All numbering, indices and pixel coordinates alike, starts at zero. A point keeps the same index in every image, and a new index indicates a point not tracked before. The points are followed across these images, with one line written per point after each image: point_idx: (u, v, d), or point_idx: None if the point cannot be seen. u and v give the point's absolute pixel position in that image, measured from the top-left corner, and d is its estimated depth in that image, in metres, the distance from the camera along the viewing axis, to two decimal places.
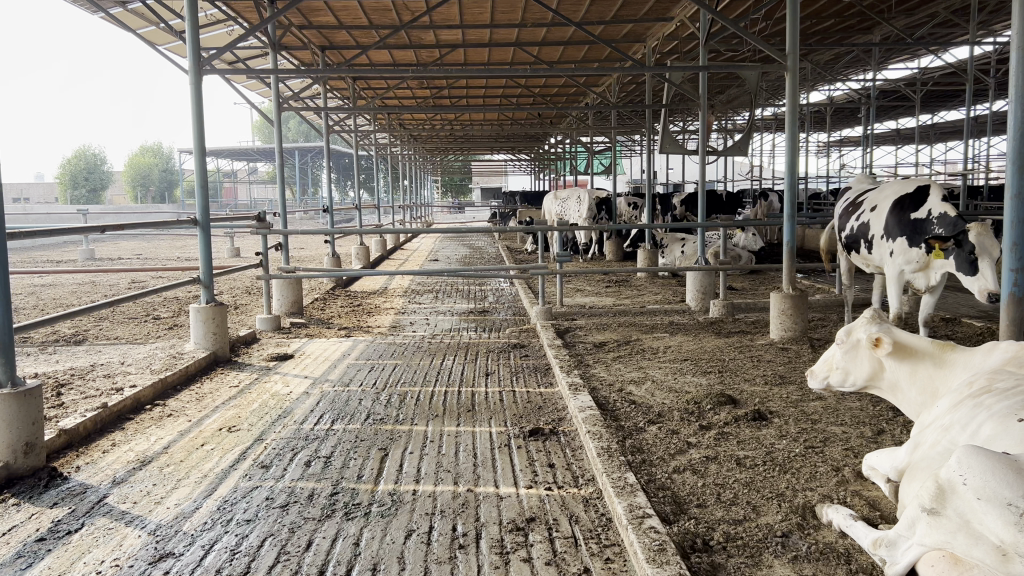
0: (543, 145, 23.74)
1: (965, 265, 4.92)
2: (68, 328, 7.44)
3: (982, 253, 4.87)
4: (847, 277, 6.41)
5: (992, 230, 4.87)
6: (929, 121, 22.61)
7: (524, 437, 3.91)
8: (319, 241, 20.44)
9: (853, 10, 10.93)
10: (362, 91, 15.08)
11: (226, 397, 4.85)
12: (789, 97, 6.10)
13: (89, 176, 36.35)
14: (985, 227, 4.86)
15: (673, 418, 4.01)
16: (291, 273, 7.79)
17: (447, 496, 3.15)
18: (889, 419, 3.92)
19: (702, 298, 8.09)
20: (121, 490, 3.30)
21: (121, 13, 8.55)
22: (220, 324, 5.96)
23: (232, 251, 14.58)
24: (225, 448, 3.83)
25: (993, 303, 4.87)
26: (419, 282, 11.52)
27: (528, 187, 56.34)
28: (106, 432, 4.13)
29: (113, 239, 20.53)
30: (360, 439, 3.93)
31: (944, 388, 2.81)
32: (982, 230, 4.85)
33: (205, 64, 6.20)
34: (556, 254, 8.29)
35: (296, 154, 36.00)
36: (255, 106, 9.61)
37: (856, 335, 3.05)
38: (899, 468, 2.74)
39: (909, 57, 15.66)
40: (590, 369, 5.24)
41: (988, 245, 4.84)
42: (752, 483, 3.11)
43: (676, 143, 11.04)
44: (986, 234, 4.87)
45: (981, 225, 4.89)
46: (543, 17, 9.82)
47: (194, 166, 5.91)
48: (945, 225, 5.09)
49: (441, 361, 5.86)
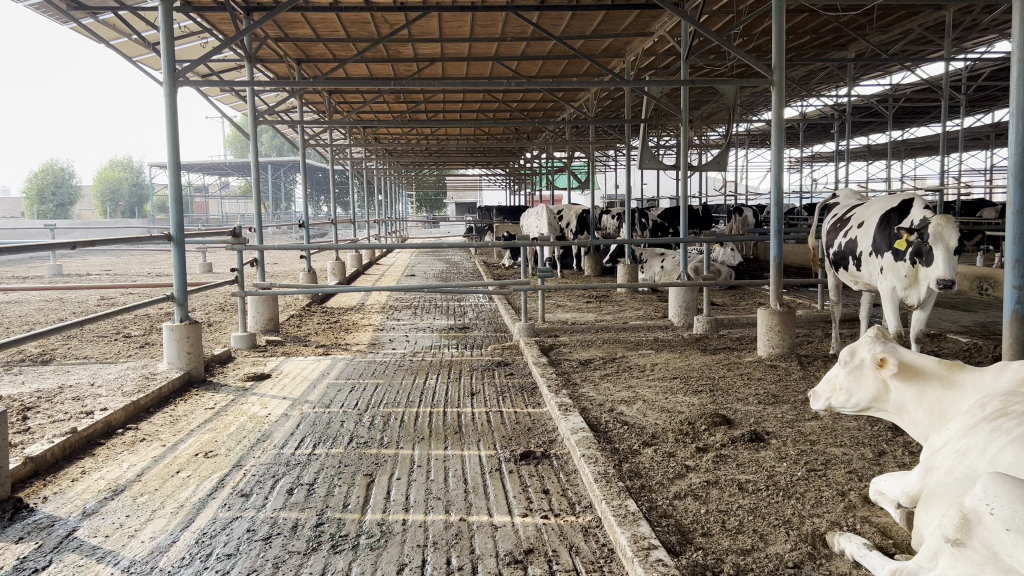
0: (519, 160, 23.70)
1: (928, 251, 4.98)
2: (34, 347, 7.18)
3: (938, 240, 4.92)
4: (834, 293, 6.34)
5: (954, 223, 4.91)
6: (900, 136, 22.85)
7: (515, 461, 3.77)
8: (292, 257, 20.23)
9: (830, 26, 10.97)
10: (337, 105, 14.96)
11: (201, 420, 4.66)
12: (776, 110, 6.05)
13: (56, 190, 35.79)
14: (947, 218, 4.91)
15: (668, 440, 3.89)
16: (267, 290, 7.59)
17: (440, 525, 3.01)
18: (889, 440, 3.83)
19: (684, 314, 7.97)
20: (91, 523, 3.11)
21: (92, 24, 8.34)
22: (194, 343, 5.77)
23: (205, 267, 14.33)
24: (202, 475, 3.66)
25: (942, 289, 4.91)
26: (397, 298, 11.33)
27: (503, 202, 56.54)
28: (75, 459, 3.93)
29: (82, 255, 20.16)
30: (344, 465, 3.77)
31: (953, 409, 2.71)
32: (944, 220, 4.91)
33: (181, 76, 6.01)
34: (538, 269, 8.16)
35: (268, 167, 35.76)
36: (230, 120, 9.43)
37: (859, 355, 2.92)
38: (910, 494, 2.63)
39: (882, 73, 15.80)
40: (578, 388, 5.11)
41: (945, 234, 4.89)
42: (756, 509, 3.00)
43: (657, 158, 10.96)
44: (947, 225, 4.92)
45: (945, 217, 4.95)
46: (523, 31, 9.64)
47: (169, 181, 5.71)
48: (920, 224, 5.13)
49: (424, 380, 5.71)
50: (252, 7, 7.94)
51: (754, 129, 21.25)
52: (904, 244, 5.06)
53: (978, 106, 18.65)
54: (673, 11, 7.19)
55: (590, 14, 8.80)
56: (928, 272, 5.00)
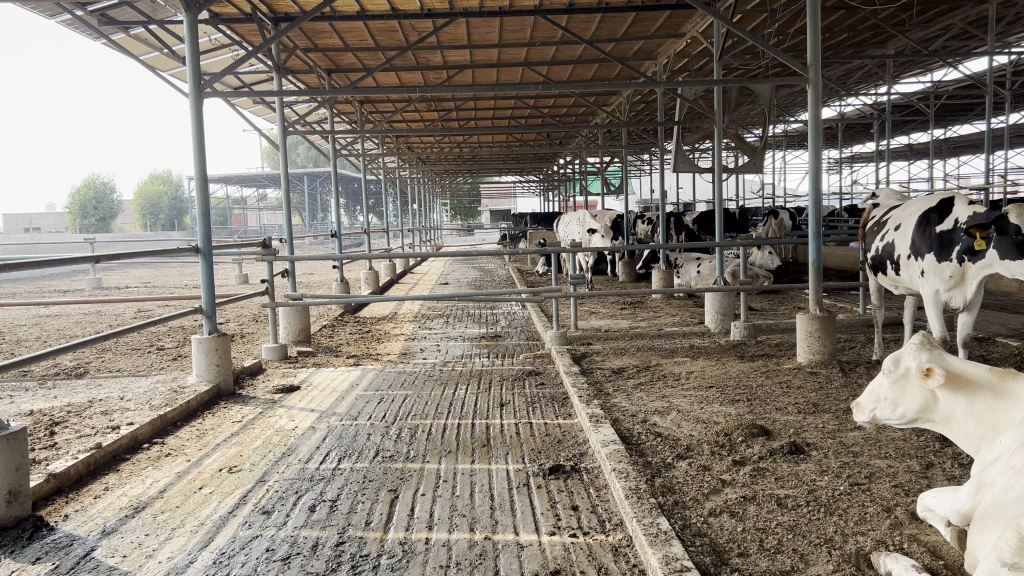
0: (552, 166, 23.61)
1: (1007, 251, 4.63)
2: (69, 361, 7.22)
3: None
4: (876, 298, 6.11)
5: None
6: (942, 135, 22.30)
7: (543, 475, 3.65)
8: (327, 267, 20.32)
9: (868, 23, 10.72)
10: (369, 114, 14.99)
11: (228, 434, 4.60)
12: (813, 108, 5.82)
13: (97, 206, 36.31)
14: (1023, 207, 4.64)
15: (703, 452, 3.74)
16: (298, 301, 7.55)
17: (464, 545, 2.90)
18: (937, 451, 3.63)
19: (722, 320, 7.76)
20: (110, 542, 3.05)
21: (122, 39, 8.39)
22: (223, 355, 5.73)
23: (240, 278, 14.42)
24: (224, 492, 3.59)
25: None
26: (430, 307, 11.26)
27: (537, 207, 56.55)
28: (99, 474, 3.90)
29: (122, 268, 20.44)
30: (369, 480, 3.68)
31: (1007, 420, 2.55)
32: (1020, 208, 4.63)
33: (208, 89, 5.98)
34: (569, 275, 7.99)
35: (304, 178, 36.06)
36: (261, 132, 9.46)
37: (904, 363, 2.74)
38: (962, 511, 2.48)
39: (922, 70, 15.42)
40: (610, 398, 4.95)
41: None
42: (796, 527, 2.84)
43: (691, 161, 10.73)
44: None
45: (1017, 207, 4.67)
46: (551, 35, 9.53)
47: (196, 193, 5.66)
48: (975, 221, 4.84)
49: (454, 391, 5.61)
50: (279, 18, 7.95)
51: (790, 130, 20.94)
52: (978, 244, 4.73)
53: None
54: (704, 10, 6.99)
55: (620, 17, 8.66)
56: (994, 266, 4.75)
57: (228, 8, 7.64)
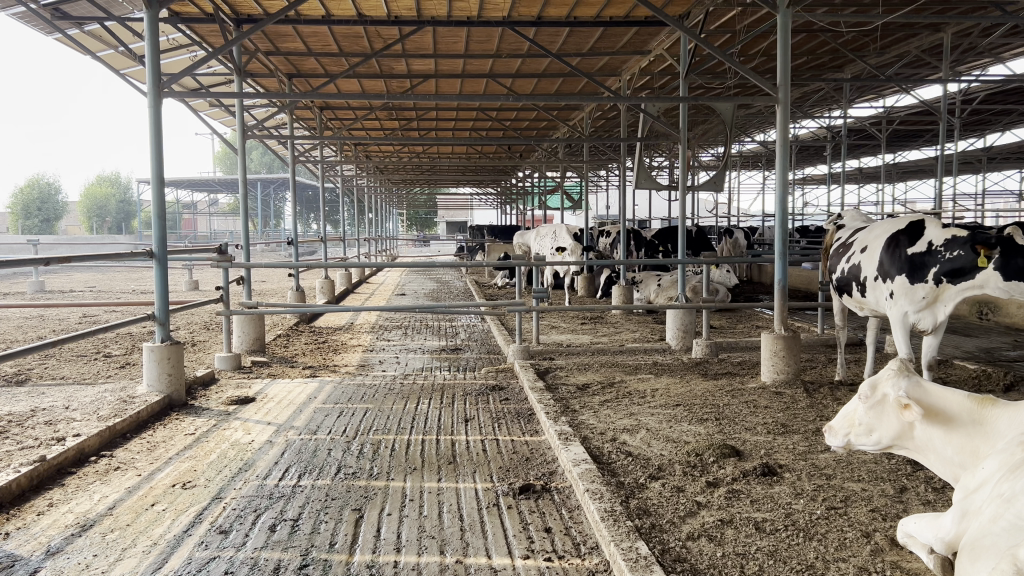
0: (510, 180, 23.57)
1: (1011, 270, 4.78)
2: (10, 367, 6.90)
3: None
4: (840, 319, 6.13)
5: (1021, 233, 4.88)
6: (892, 159, 22.76)
7: (513, 495, 3.54)
8: (281, 275, 19.93)
9: (828, 46, 10.90)
10: (329, 121, 14.77)
11: (180, 448, 4.40)
12: (781, 128, 5.83)
13: (41, 206, 35.26)
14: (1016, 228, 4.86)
15: (675, 473, 3.68)
16: (253, 310, 7.33)
17: (434, 569, 2.77)
18: (909, 475, 3.61)
19: (683, 337, 7.72)
20: (55, 563, 2.86)
21: (77, 34, 8.13)
22: (176, 364, 5.51)
23: (190, 285, 14.04)
24: (178, 509, 3.41)
25: None
26: (387, 318, 11.06)
27: (493, 220, 56.56)
28: (42, 489, 3.68)
29: (64, 272, 19.76)
30: (331, 498, 3.53)
31: (986, 447, 2.51)
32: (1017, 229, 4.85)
33: (167, 89, 5.77)
34: (533, 289, 7.90)
35: (258, 185, 35.41)
36: (218, 135, 9.24)
37: (881, 390, 2.70)
38: (947, 539, 2.43)
39: (877, 96, 15.72)
40: (578, 415, 4.87)
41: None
42: (776, 552, 2.78)
43: (652, 178, 10.72)
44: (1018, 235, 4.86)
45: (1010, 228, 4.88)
46: (518, 47, 9.49)
47: (152, 195, 5.44)
48: (956, 244, 4.93)
49: (416, 405, 5.45)
50: (241, 19, 7.78)
51: (747, 150, 21.20)
52: (982, 262, 4.84)
53: (971, 130, 18.61)
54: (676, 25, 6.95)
55: (587, 31, 8.65)
56: (985, 287, 4.88)
57: (188, 8, 7.45)
